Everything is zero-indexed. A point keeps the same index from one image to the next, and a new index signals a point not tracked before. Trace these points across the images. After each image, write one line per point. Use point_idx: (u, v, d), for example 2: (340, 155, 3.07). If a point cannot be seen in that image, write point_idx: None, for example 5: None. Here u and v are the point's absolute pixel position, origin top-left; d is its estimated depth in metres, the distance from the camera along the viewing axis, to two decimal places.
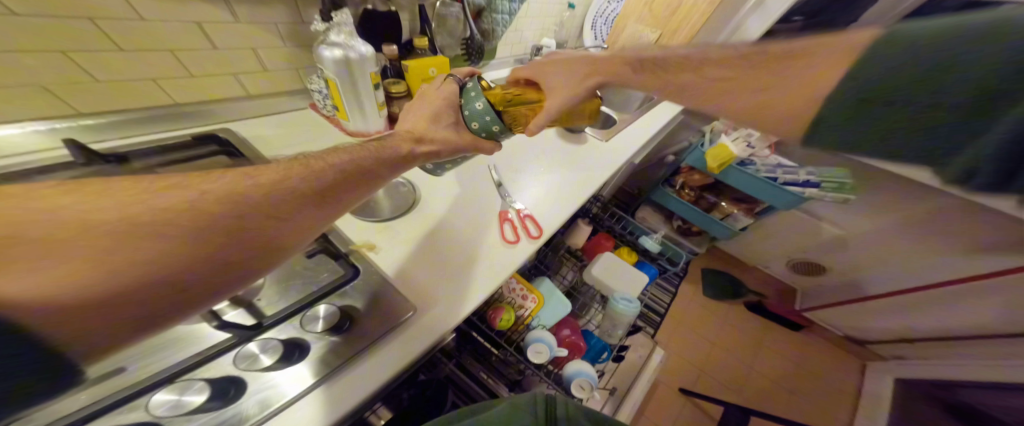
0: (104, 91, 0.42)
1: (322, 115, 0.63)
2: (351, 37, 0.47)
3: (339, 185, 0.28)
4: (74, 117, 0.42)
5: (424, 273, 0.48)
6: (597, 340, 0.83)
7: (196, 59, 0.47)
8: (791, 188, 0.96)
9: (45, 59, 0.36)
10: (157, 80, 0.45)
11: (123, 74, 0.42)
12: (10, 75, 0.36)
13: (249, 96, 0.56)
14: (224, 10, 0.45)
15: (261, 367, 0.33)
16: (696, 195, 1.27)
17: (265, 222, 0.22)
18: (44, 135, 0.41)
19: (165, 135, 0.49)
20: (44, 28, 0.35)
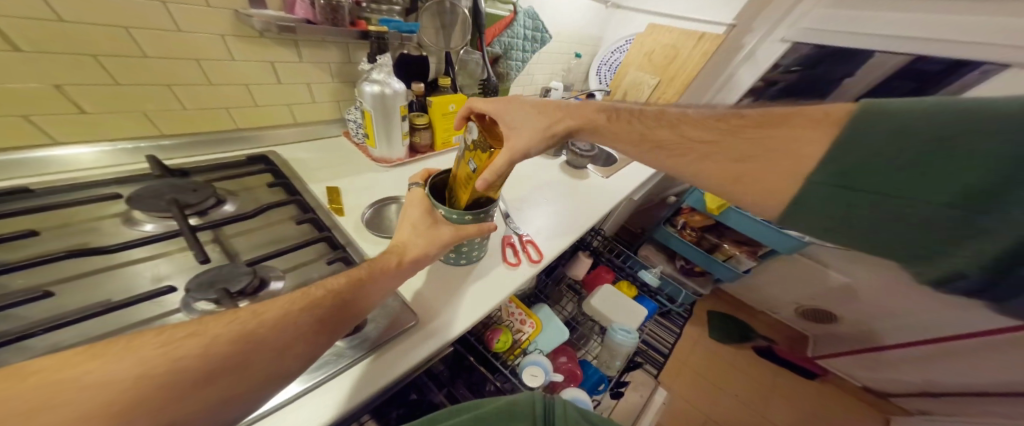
0: (186, 117, 0.51)
1: (353, 142, 0.70)
2: (389, 75, 0.56)
3: (336, 311, 0.30)
4: (157, 137, 0.50)
5: (429, 288, 0.50)
6: (594, 370, 0.82)
7: (266, 93, 0.57)
8: (791, 233, 0.98)
9: (154, 89, 0.46)
10: (234, 109, 0.55)
11: (210, 105, 0.52)
12: (130, 102, 0.46)
13: (297, 123, 0.64)
14: (293, 54, 0.56)
15: None
16: (698, 236, 1.31)
17: (266, 359, 0.25)
18: (129, 151, 0.48)
19: (224, 154, 0.56)
20: (159, 66, 0.45)
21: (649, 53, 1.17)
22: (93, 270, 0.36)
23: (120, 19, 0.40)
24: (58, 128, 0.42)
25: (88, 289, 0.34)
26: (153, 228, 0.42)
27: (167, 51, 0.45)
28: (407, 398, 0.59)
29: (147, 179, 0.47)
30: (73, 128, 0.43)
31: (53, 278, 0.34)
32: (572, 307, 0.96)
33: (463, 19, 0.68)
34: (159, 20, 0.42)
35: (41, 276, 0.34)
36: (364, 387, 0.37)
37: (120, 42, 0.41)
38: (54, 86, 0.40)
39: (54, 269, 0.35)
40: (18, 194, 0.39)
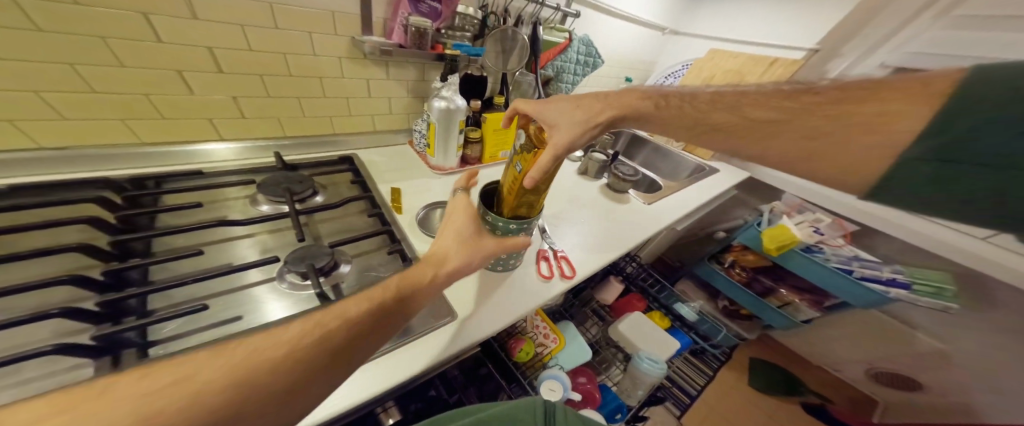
0: (302, 123, 0.63)
1: (415, 151, 0.78)
2: (455, 94, 0.63)
3: (392, 314, 0.31)
4: (281, 138, 0.62)
5: (467, 291, 0.54)
6: (614, 397, 0.79)
7: (359, 104, 0.67)
8: (873, 286, 0.86)
9: (285, 100, 0.58)
10: (334, 118, 0.66)
11: (319, 112, 0.63)
12: (271, 109, 0.58)
13: (375, 131, 0.74)
14: (383, 72, 0.65)
15: None
16: (748, 276, 1.20)
17: (375, 335, 0.29)
18: (262, 148, 0.61)
19: (319, 154, 0.67)
20: (293, 82, 0.57)
21: (706, 79, 1.14)
22: (227, 237, 0.46)
23: (282, 48, 0.52)
24: (224, 128, 0.56)
25: (224, 253, 0.44)
26: (268, 209, 0.52)
27: (303, 71, 0.56)
28: (426, 393, 0.58)
29: (265, 171, 0.58)
30: (239, 130, 0.57)
31: (204, 241, 0.45)
32: (597, 331, 0.93)
33: (521, 45, 0.74)
34: (304, 46, 0.54)
35: (196, 238, 0.45)
36: (407, 368, 0.42)
37: (276, 63, 0.53)
38: (232, 97, 0.53)
39: (203, 235, 0.46)
40: (188, 175, 0.52)
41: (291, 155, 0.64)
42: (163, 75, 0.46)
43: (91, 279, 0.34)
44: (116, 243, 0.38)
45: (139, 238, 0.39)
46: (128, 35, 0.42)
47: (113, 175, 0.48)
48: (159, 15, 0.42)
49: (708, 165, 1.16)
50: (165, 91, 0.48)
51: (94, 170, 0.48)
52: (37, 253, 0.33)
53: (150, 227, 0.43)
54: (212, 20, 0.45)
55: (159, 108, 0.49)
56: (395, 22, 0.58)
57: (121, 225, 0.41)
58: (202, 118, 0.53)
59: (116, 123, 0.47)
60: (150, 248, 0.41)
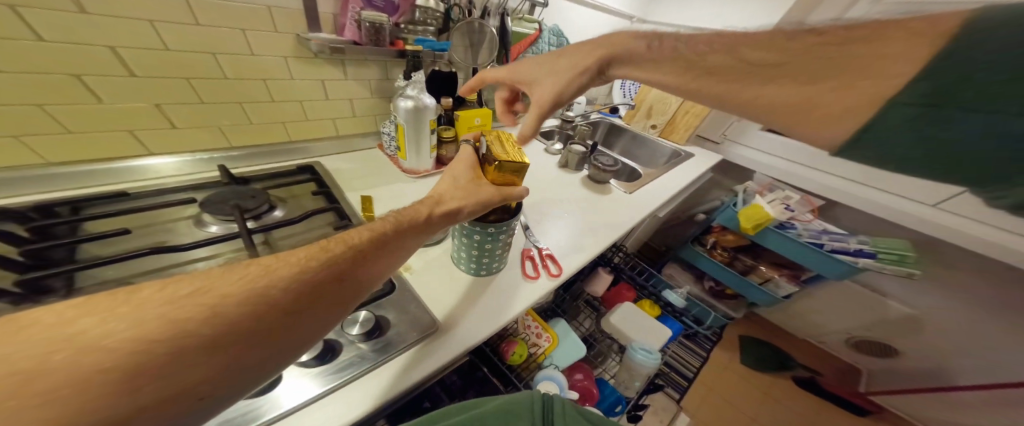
0: (250, 131, 0.58)
1: (386, 155, 0.74)
2: (422, 92, 0.60)
3: (357, 267, 0.29)
4: (226, 149, 0.57)
5: (451, 298, 0.51)
6: (611, 390, 0.78)
7: (314, 108, 0.62)
8: (841, 257, 0.90)
9: (224, 106, 0.53)
10: (285, 123, 0.60)
11: (266, 118, 0.58)
12: (208, 117, 0.52)
13: (338, 136, 0.69)
14: (340, 71, 0.60)
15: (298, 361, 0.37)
16: (730, 256, 1.23)
17: (337, 289, 0.27)
18: (203, 161, 0.55)
19: (274, 165, 0.62)
20: (231, 86, 0.51)
21: None
22: (170, 264, 0.41)
23: (209, 46, 0.46)
24: (153, 143, 0.50)
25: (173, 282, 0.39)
26: (217, 229, 0.47)
27: (242, 73, 0.51)
28: (420, 406, 0.56)
29: (209, 187, 0.53)
30: (172, 143, 0.52)
31: (140, 269, 0.39)
32: (590, 324, 0.92)
33: (490, 38, 0.71)
34: (236, 45, 0.48)
35: (130, 268, 0.39)
36: (395, 384, 0.39)
37: (203, 64, 0.47)
38: (153, 105, 0.47)
39: (139, 263, 0.40)
40: (115, 197, 0.46)
41: (239, 166, 0.58)
42: (61, 81, 0.40)
43: None
44: (22, 281, 0.32)
45: (56, 273, 0.34)
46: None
47: (20, 204, 0.42)
48: (32, 7, 0.35)
49: (683, 150, 1.18)
50: (73, 102, 0.42)
51: (10, 196, 0.43)
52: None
53: (69, 260, 0.38)
54: (109, 14, 0.39)
55: (68, 123, 0.43)
56: (346, 18, 0.54)
57: (30, 261, 0.35)
58: (115, 131, 0.46)
59: (12, 143, 0.41)
60: (71, 284, 0.35)
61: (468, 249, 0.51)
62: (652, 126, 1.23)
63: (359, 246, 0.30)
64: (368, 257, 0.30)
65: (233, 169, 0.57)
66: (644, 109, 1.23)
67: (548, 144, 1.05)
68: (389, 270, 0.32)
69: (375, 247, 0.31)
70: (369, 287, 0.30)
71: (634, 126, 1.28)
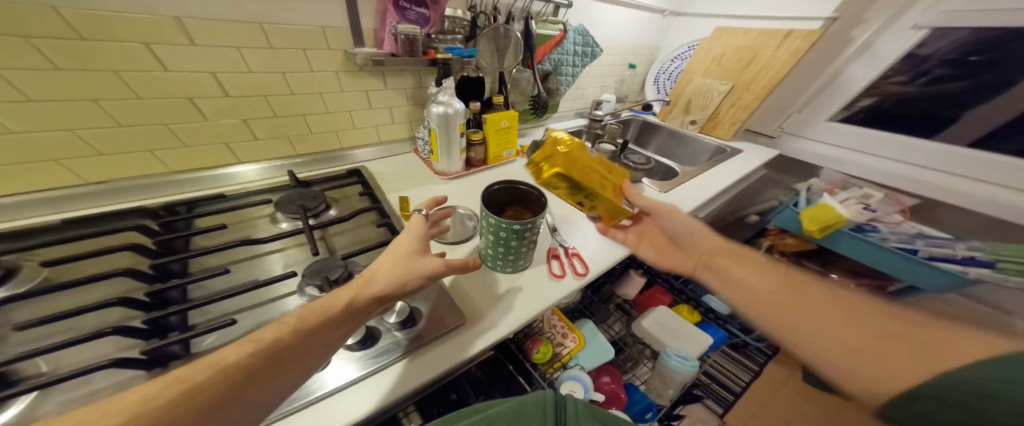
0: (311, 140, 0.66)
1: (421, 159, 0.80)
2: (451, 97, 0.64)
3: (269, 368, 0.29)
4: (293, 156, 0.66)
5: (477, 293, 0.52)
6: (641, 396, 0.74)
7: (361, 117, 0.69)
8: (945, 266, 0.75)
9: (289, 119, 0.61)
10: (341, 131, 0.69)
11: (325, 128, 0.66)
12: (278, 130, 0.61)
13: (382, 142, 0.76)
14: (380, 81, 0.66)
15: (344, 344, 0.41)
16: (790, 263, 1.10)
17: (242, 396, 0.27)
18: (274, 168, 0.65)
19: (331, 168, 0.71)
20: (295, 101, 0.59)
21: (717, 58, 1.08)
22: (252, 255, 0.51)
23: (279, 67, 0.55)
24: (241, 152, 0.60)
25: (260, 294, 0.46)
26: (286, 226, 0.56)
27: (304, 88, 0.59)
28: (447, 397, 0.57)
29: (284, 190, 0.62)
30: (252, 152, 0.61)
31: (237, 308, 0.44)
32: (620, 327, 0.86)
33: (515, 42, 0.75)
34: (297, 63, 0.56)
35: (238, 303, 0.44)
36: (411, 376, 0.40)
37: (274, 83, 0.56)
38: (242, 121, 0.57)
39: (232, 277, 0.47)
40: (214, 199, 0.57)
41: (303, 172, 0.67)
42: (176, 104, 0.50)
43: (136, 300, 0.39)
44: (152, 293, 0.40)
45: (170, 288, 0.41)
46: (137, 66, 0.45)
47: (151, 204, 0.54)
48: (160, 43, 0.45)
49: (729, 146, 1.10)
50: (184, 120, 0.52)
51: (146, 198, 0.55)
52: (73, 341, 0.33)
53: (183, 272, 0.46)
54: (208, 44, 0.48)
55: (184, 138, 0.54)
56: (384, 32, 0.60)
57: (159, 249, 0.47)
58: (212, 145, 0.57)
59: (146, 155, 0.53)
60: (184, 296, 0.43)
61: (494, 246, 0.52)
62: (691, 122, 1.17)
63: (271, 347, 0.30)
64: (283, 356, 0.30)
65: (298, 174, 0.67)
66: (680, 104, 1.19)
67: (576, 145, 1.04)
68: (313, 363, 0.31)
69: (293, 342, 0.30)
70: (292, 382, 0.30)
71: (671, 123, 1.22)
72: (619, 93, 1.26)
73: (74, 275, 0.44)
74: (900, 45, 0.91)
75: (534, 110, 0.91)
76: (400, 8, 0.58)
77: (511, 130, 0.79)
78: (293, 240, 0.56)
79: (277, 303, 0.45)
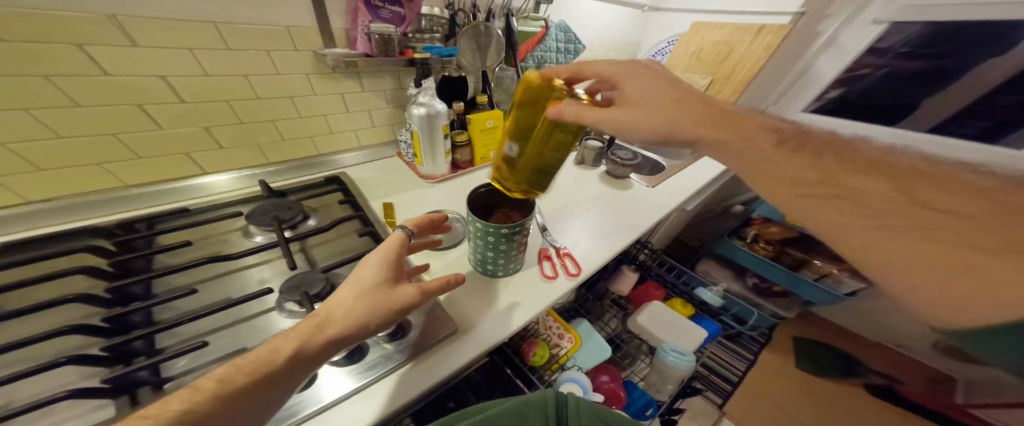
0: (284, 146, 0.63)
1: (405, 162, 0.77)
2: (432, 98, 0.62)
3: (239, 396, 0.27)
4: (265, 165, 0.63)
5: (469, 299, 0.50)
6: (640, 393, 0.73)
7: (336, 120, 0.66)
8: None
9: (257, 126, 0.58)
10: (315, 137, 0.65)
11: (298, 134, 0.63)
12: (246, 137, 0.58)
13: (362, 146, 0.73)
14: (357, 82, 0.63)
15: (329, 360, 0.38)
16: (775, 250, 1.12)
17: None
18: (245, 177, 0.61)
19: (307, 176, 0.67)
20: (262, 106, 0.56)
21: (697, 52, 1.10)
22: (227, 270, 0.48)
23: (242, 70, 0.51)
24: (205, 161, 0.57)
25: (237, 311, 0.43)
26: (260, 239, 0.53)
27: (272, 92, 0.56)
28: (444, 406, 0.56)
29: (256, 200, 0.58)
30: (217, 161, 0.58)
31: (212, 328, 0.40)
32: (616, 324, 0.88)
33: (496, 39, 0.74)
34: (262, 65, 0.53)
35: (216, 321, 0.41)
36: (404, 390, 0.38)
37: (236, 87, 0.52)
38: (203, 128, 0.53)
39: (204, 295, 0.44)
40: (180, 212, 0.53)
41: (277, 180, 0.64)
42: (124, 111, 0.46)
43: (95, 326, 0.35)
44: (111, 318, 0.37)
45: (131, 311, 0.37)
46: (77, 70, 0.41)
47: (103, 221, 0.50)
48: (96, 45, 0.41)
49: None
50: (132, 128, 0.48)
51: (101, 215, 0.51)
52: (20, 375, 0.30)
53: (146, 294, 0.42)
54: (156, 45, 0.44)
55: (136, 148, 0.50)
56: (357, 32, 0.58)
57: (117, 270, 0.43)
58: (173, 155, 0.53)
59: (98, 168, 0.49)
60: (149, 319, 0.40)
61: (484, 250, 0.50)
62: None
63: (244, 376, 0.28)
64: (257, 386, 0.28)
65: (272, 183, 0.63)
66: None
67: None
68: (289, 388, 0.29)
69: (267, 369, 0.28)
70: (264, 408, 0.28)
71: None
72: None
73: (22, 303, 0.40)
74: (863, 38, 0.97)
75: None
76: (373, 6, 0.56)
77: (497, 129, 0.77)
78: (270, 252, 0.52)
79: (256, 321, 0.42)
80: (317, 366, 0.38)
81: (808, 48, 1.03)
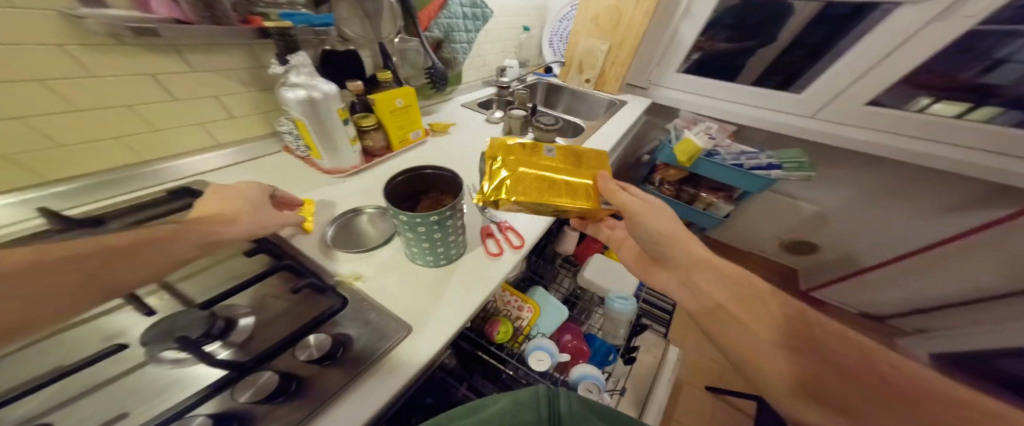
0: (66, 154, 0.47)
1: (298, 157, 0.67)
2: (311, 77, 0.51)
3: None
4: (42, 184, 0.47)
5: (414, 295, 0.45)
6: (601, 342, 0.80)
7: (159, 111, 0.52)
8: (758, 172, 1.02)
9: (7, 127, 0.41)
10: (124, 137, 0.51)
11: (92, 134, 0.48)
12: None
13: (221, 143, 0.61)
14: (180, 61, 0.51)
15: (252, 401, 0.30)
16: (676, 190, 1.32)
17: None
18: (18, 206, 0.45)
19: (136, 191, 0.53)
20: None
21: (593, 18, 1.14)
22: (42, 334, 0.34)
23: None
24: None
25: (82, 381, 0.32)
26: None
27: (7, 75, 0.39)
28: (423, 402, 0.56)
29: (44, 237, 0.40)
30: None
31: (52, 402, 0.30)
32: (569, 282, 0.93)
33: (388, 5, 0.67)
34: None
35: (53, 396, 0.30)
36: (352, 416, 0.32)
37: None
38: None
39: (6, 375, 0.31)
40: None
41: (78, 205, 0.48)
42: None
43: None
44: None
45: None
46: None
47: None
48: None
49: (618, 99, 1.22)
50: None
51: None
52: None
53: None
54: None
55: None
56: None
57: None
58: None
59: None
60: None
61: (417, 242, 0.45)
62: (586, 81, 1.25)
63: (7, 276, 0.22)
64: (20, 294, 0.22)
65: (66, 211, 0.47)
66: (574, 64, 1.25)
67: (488, 114, 0.95)
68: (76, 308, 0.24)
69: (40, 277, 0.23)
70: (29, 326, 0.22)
71: (571, 83, 1.29)
72: (519, 59, 1.25)
73: None
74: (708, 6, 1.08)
75: (433, 84, 0.82)
76: None
77: (411, 109, 0.69)
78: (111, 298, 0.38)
79: (127, 377, 0.32)
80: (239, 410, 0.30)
81: (670, 17, 1.15)
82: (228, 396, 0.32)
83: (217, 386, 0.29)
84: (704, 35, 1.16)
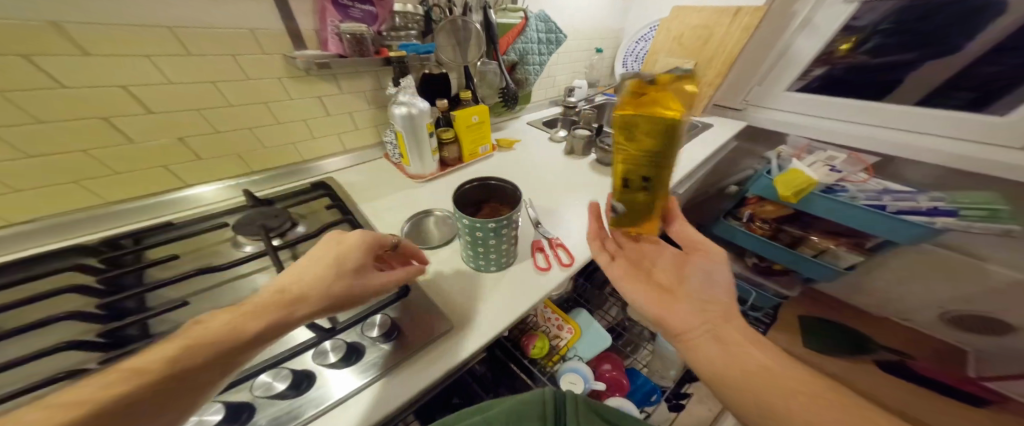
0: (266, 154, 0.66)
1: (392, 163, 0.81)
2: (414, 97, 0.62)
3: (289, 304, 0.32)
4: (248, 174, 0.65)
5: (462, 293, 0.50)
6: (645, 379, 0.73)
7: (319, 124, 0.69)
8: (912, 218, 0.77)
9: (239, 133, 0.60)
10: (295, 143, 0.68)
11: (280, 140, 0.66)
12: (233, 144, 0.61)
13: (347, 149, 0.78)
14: (335, 85, 0.67)
15: (327, 363, 0.37)
16: (773, 228, 1.11)
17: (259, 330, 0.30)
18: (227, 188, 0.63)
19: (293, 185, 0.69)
20: (236, 111, 0.58)
21: (677, 37, 1.09)
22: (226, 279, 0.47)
23: (209, 77, 0.53)
24: (186, 174, 0.59)
25: None
26: (249, 249, 0.52)
27: (244, 98, 0.57)
28: (450, 400, 0.59)
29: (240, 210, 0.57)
30: (199, 173, 0.60)
31: None
32: (616, 312, 0.86)
33: (475, 34, 0.75)
34: (233, 71, 0.54)
35: None
36: (394, 394, 0.37)
37: (204, 95, 0.54)
38: (178, 138, 0.55)
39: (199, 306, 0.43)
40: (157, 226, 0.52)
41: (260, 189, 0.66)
42: (92, 124, 0.47)
43: (89, 313, 0.37)
44: (105, 306, 0.38)
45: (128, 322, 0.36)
46: (32, 85, 0.42)
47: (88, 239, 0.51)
48: (44, 55, 0.41)
49: (700, 121, 1.11)
50: (108, 143, 0.50)
51: (88, 232, 0.53)
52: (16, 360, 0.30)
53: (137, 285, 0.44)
54: (121, 54, 0.46)
55: (113, 165, 0.52)
56: (326, 31, 0.60)
57: (105, 287, 0.42)
58: (149, 167, 0.55)
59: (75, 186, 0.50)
60: (144, 332, 0.38)
61: (473, 246, 0.49)
62: None
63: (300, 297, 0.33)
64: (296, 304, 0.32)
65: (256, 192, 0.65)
66: None
67: (552, 132, 0.99)
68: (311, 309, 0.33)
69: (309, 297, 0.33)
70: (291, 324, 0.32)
71: None
72: (589, 80, 1.26)
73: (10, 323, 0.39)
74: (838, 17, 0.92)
75: (504, 102, 0.91)
76: (341, 6, 0.59)
77: (484, 125, 0.77)
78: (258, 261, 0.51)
79: None
80: (315, 369, 0.38)
81: (784, 30, 1.01)
82: (312, 356, 0.38)
83: (300, 350, 0.37)
84: (830, 47, 0.97)
